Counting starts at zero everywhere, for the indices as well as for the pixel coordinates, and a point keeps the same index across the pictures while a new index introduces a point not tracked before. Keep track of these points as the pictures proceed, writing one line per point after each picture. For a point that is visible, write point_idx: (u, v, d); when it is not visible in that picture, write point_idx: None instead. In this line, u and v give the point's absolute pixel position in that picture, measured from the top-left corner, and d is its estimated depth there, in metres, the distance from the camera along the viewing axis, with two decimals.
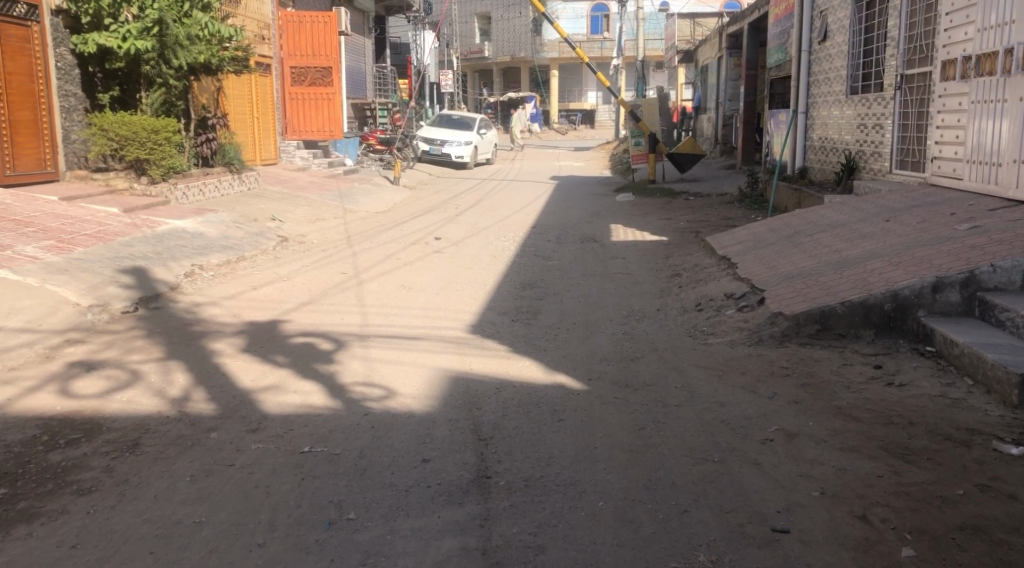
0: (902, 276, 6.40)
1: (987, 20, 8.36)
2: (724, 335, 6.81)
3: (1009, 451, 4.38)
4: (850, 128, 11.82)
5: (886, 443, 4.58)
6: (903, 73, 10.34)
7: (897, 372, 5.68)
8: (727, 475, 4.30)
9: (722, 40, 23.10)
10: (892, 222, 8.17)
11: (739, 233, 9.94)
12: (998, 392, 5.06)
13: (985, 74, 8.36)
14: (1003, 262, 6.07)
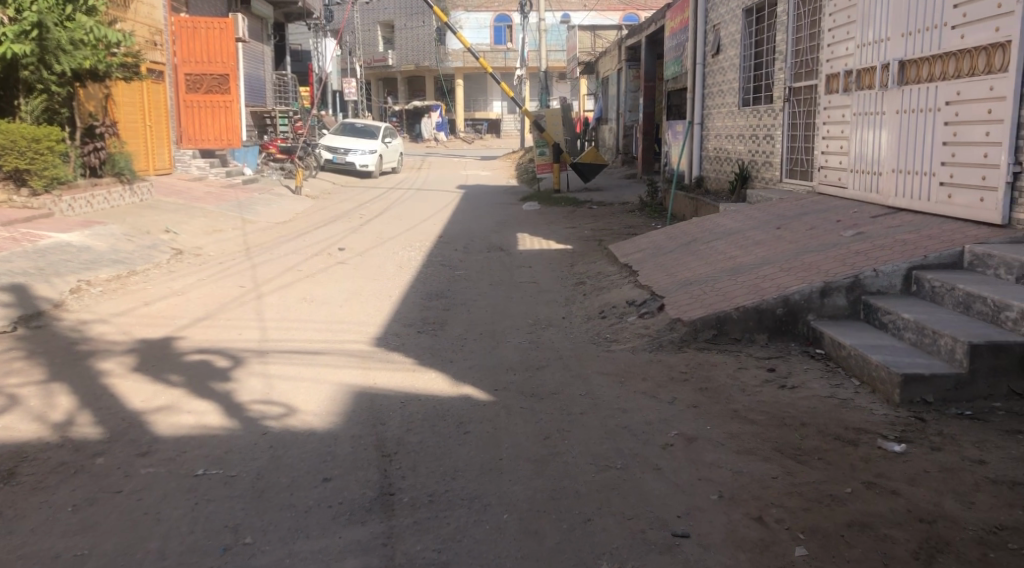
0: (792, 281, 6.65)
1: (866, 36, 8.80)
2: (626, 342, 6.92)
3: (892, 449, 4.60)
4: (744, 139, 12.24)
5: (779, 444, 4.74)
6: (791, 86, 10.78)
7: (789, 374, 5.89)
8: (629, 482, 4.36)
9: (622, 52, 23.59)
10: (783, 229, 8.48)
11: (641, 242, 10.14)
12: (882, 392, 5.32)
13: (865, 87, 8.80)
14: (884, 267, 6.39)
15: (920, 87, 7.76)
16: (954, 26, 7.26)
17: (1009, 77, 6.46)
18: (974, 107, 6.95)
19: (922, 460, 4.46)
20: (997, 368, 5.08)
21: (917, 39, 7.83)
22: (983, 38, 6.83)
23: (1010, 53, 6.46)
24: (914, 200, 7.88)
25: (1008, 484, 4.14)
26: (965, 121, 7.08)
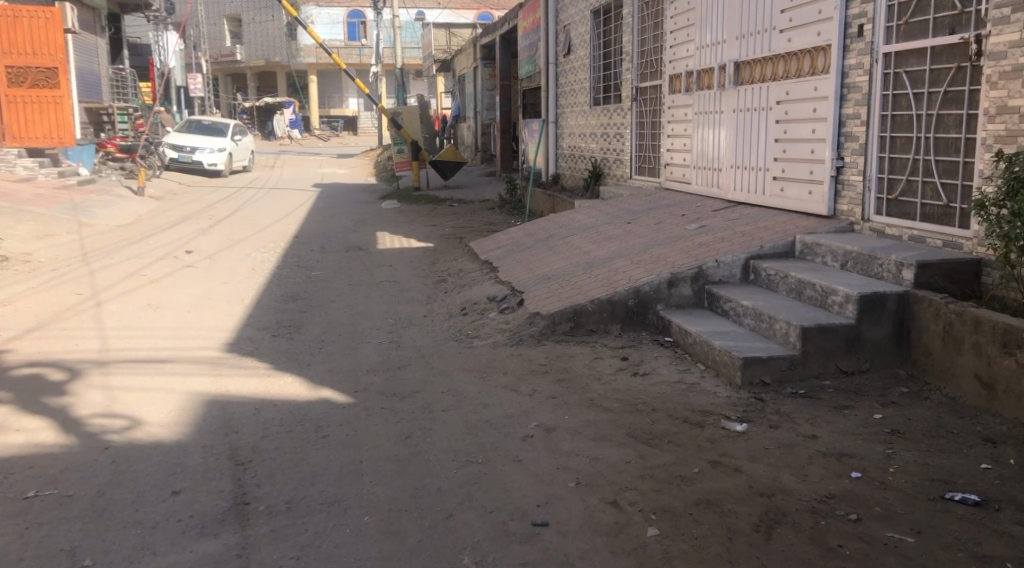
0: (643, 273, 6.92)
1: (704, 39, 9.25)
2: (486, 337, 6.98)
3: (735, 428, 4.88)
4: (596, 137, 12.62)
5: (633, 430, 4.92)
6: (638, 86, 11.19)
7: (641, 362, 6.12)
8: (490, 475, 4.40)
9: (477, 51, 23.74)
10: (634, 223, 8.80)
11: (500, 238, 10.25)
12: (725, 375, 5.62)
13: (705, 87, 9.26)
14: (725, 258, 6.76)
15: (754, 87, 8.24)
16: (781, 30, 7.75)
17: (830, 79, 6.97)
18: (801, 106, 7.44)
19: (762, 438, 4.75)
20: (825, 348, 5.48)
21: (750, 42, 8.30)
22: (807, 42, 7.33)
23: (831, 56, 6.96)
24: (751, 194, 8.36)
25: (836, 456, 4.48)
26: (794, 119, 7.58)
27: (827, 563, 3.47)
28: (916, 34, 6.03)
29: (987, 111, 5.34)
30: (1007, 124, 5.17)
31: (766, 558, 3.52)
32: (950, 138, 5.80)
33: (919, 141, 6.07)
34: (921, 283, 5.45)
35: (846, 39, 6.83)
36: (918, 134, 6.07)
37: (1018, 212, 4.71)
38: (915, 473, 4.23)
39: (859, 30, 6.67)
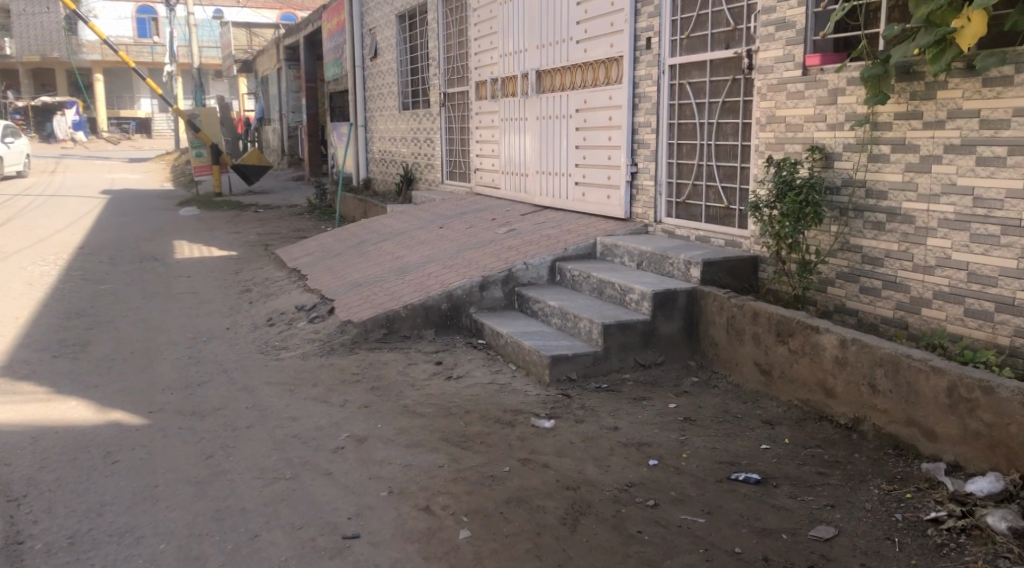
0: (454, 277, 6.96)
1: (507, 47, 9.47)
2: (295, 348, 6.74)
3: (544, 425, 5.01)
4: (407, 142, 12.61)
5: (446, 434, 4.93)
6: (445, 91, 11.28)
7: (454, 366, 6.15)
8: (298, 490, 4.25)
9: (280, 52, 23.01)
10: (445, 228, 8.85)
11: (308, 246, 9.96)
12: (535, 374, 5.77)
13: (509, 94, 9.49)
14: (533, 260, 6.95)
15: (555, 95, 8.53)
16: (578, 40, 8.07)
17: (624, 88, 7.35)
18: (598, 114, 7.79)
19: (568, 433, 4.91)
20: (625, 344, 5.76)
21: (549, 51, 8.59)
22: (601, 52, 7.69)
23: (623, 67, 7.34)
24: (556, 198, 8.65)
25: (636, 446, 4.72)
26: (592, 127, 7.92)
27: (628, 549, 3.63)
28: (697, 47, 6.52)
29: (759, 121, 5.83)
30: (775, 132, 5.67)
31: (572, 550, 3.64)
32: (729, 145, 6.28)
33: (702, 148, 6.55)
34: (707, 280, 5.86)
35: (636, 51, 7.22)
36: (701, 141, 6.54)
37: (787, 212, 5.19)
38: (706, 457, 4.53)
39: (648, 42, 7.07)
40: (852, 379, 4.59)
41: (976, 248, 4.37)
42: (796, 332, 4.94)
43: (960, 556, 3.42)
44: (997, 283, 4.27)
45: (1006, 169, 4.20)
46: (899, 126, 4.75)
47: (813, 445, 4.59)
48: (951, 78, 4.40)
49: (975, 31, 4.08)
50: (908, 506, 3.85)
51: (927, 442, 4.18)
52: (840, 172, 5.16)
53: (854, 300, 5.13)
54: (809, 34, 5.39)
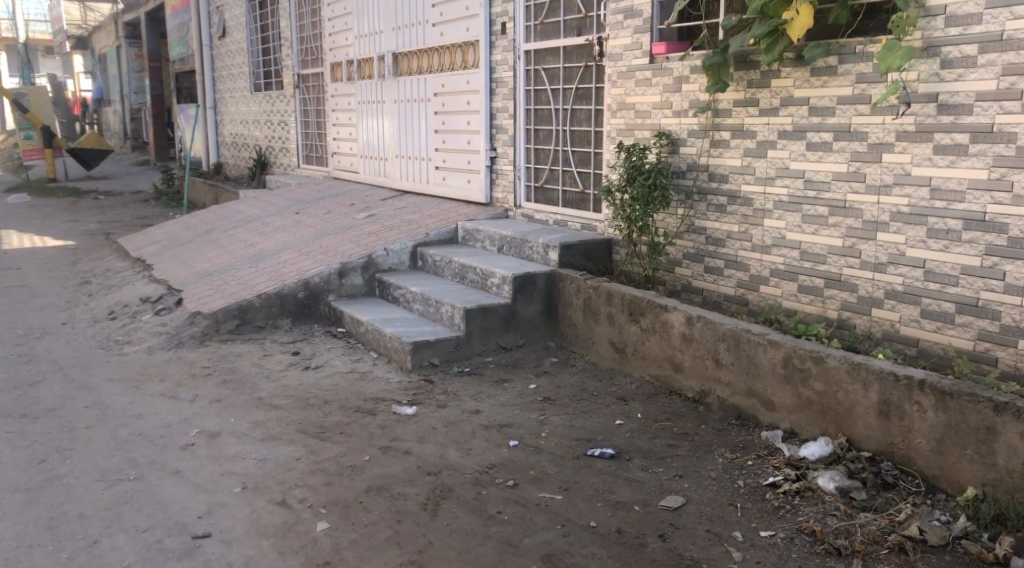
0: (311, 265, 6.78)
1: (361, 29, 9.29)
2: (140, 342, 6.37)
3: (405, 412, 4.98)
4: (260, 125, 12.17)
5: (303, 425, 4.81)
6: (298, 73, 10.94)
7: (312, 356, 6.00)
8: (144, 492, 4.03)
9: (119, 28, 21.63)
10: (302, 214, 8.60)
11: (154, 234, 9.43)
12: (396, 361, 5.72)
13: (366, 77, 9.32)
14: (393, 246, 6.87)
15: (412, 78, 8.44)
16: (433, 23, 8.01)
17: (480, 73, 7.36)
18: (456, 99, 7.77)
19: (429, 418, 4.90)
20: (486, 328, 5.80)
21: (405, 34, 8.48)
22: (457, 36, 7.67)
23: (479, 51, 7.34)
24: (416, 183, 8.58)
25: (497, 428, 4.76)
26: (450, 111, 7.89)
27: (487, 530, 3.67)
28: (551, 33, 6.62)
29: (610, 107, 5.98)
30: (626, 119, 5.83)
31: (433, 535, 3.64)
32: (583, 130, 6.41)
33: (558, 133, 6.66)
34: (565, 262, 5.97)
35: (491, 36, 7.24)
36: (556, 126, 6.65)
37: (637, 196, 5.37)
38: (564, 436, 4.63)
39: (503, 27, 7.10)
40: (699, 354, 4.81)
41: (807, 228, 4.66)
42: (647, 311, 5.12)
43: (794, 517, 3.66)
44: (825, 261, 4.58)
45: (832, 154, 4.48)
46: (737, 113, 4.99)
47: (664, 418, 4.78)
48: (783, 67, 4.66)
49: (803, 23, 4.33)
50: (749, 472, 4.08)
51: (766, 412, 4.44)
52: (686, 157, 5.39)
53: (700, 279, 5.38)
54: (654, 23, 5.57)
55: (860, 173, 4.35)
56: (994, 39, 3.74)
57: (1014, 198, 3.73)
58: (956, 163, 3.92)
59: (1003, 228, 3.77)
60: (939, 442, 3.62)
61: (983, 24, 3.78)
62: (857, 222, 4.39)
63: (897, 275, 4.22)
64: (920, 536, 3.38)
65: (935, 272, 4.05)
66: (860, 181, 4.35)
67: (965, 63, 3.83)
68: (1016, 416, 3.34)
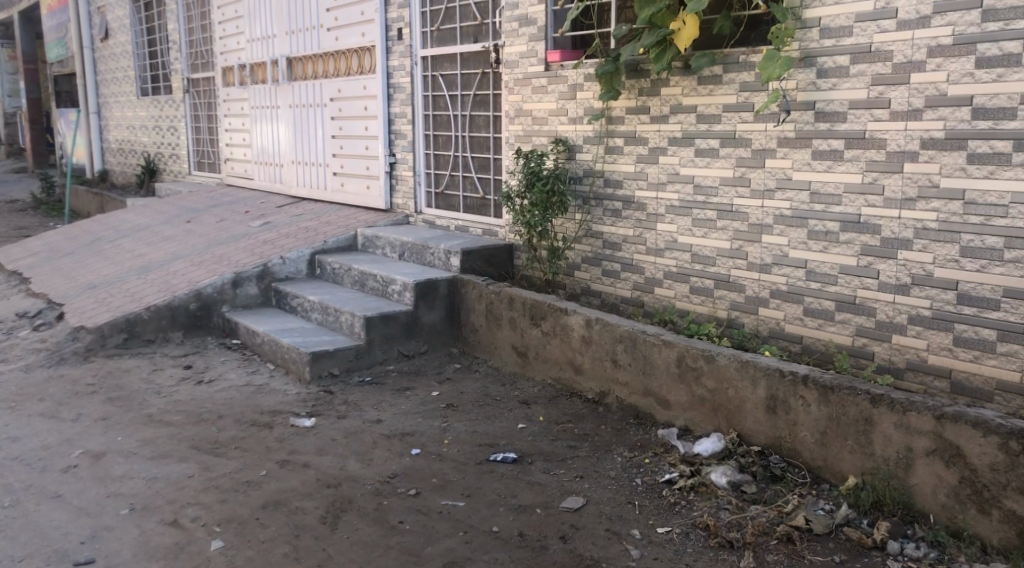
0: (203, 275, 6.56)
1: (254, 32, 9.06)
2: (17, 359, 6.01)
3: (303, 424, 4.87)
4: (147, 130, 11.71)
5: (196, 441, 4.64)
6: (188, 77, 10.59)
7: (206, 369, 5.80)
8: (21, 519, 3.81)
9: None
10: (193, 222, 8.32)
11: (32, 246, 8.93)
12: (294, 372, 5.59)
13: (259, 81, 9.10)
14: (289, 255, 6.73)
15: (308, 83, 8.28)
16: (328, 28, 7.90)
17: (377, 78, 7.28)
18: (352, 104, 7.68)
19: (329, 430, 4.81)
20: (387, 336, 5.74)
21: (299, 38, 8.32)
22: (352, 42, 7.58)
23: (376, 56, 7.27)
24: (313, 190, 8.43)
25: (398, 437, 4.72)
26: (347, 116, 7.79)
27: (388, 540, 3.63)
28: (447, 40, 6.62)
29: (507, 113, 6.02)
30: (523, 125, 5.89)
31: (332, 548, 3.57)
32: (481, 136, 6.44)
33: (457, 139, 6.66)
34: (466, 268, 5.98)
35: (388, 41, 7.18)
36: (455, 132, 6.66)
37: (535, 202, 5.42)
38: (466, 442, 4.63)
39: (399, 33, 7.06)
40: (597, 356, 4.89)
41: (698, 231, 4.81)
42: (547, 315, 5.18)
43: (689, 512, 3.76)
44: (715, 263, 4.73)
45: (719, 160, 4.63)
46: (630, 120, 5.11)
47: (565, 420, 4.84)
48: (672, 76, 4.81)
49: (690, 33, 4.49)
50: (647, 470, 4.18)
51: (662, 411, 4.55)
52: (582, 163, 5.48)
53: (599, 283, 5.47)
54: (549, 31, 5.65)
55: (746, 178, 4.52)
56: (863, 51, 3.94)
57: (885, 200, 3.93)
58: (833, 168, 4.12)
59: (876, 229, 3.97)
60: (823, 434, 3.79)
61: (853, 36, 3.98)
62: (743, 225, 4.56)
63: (781, 275, 4.40)
64: (805, 526, 3.53)
65: (816, 272, 4.24)
66: (746, 186, 4.52)
67: (839, 73, 4.04)
68: (891, 407, 3.53)
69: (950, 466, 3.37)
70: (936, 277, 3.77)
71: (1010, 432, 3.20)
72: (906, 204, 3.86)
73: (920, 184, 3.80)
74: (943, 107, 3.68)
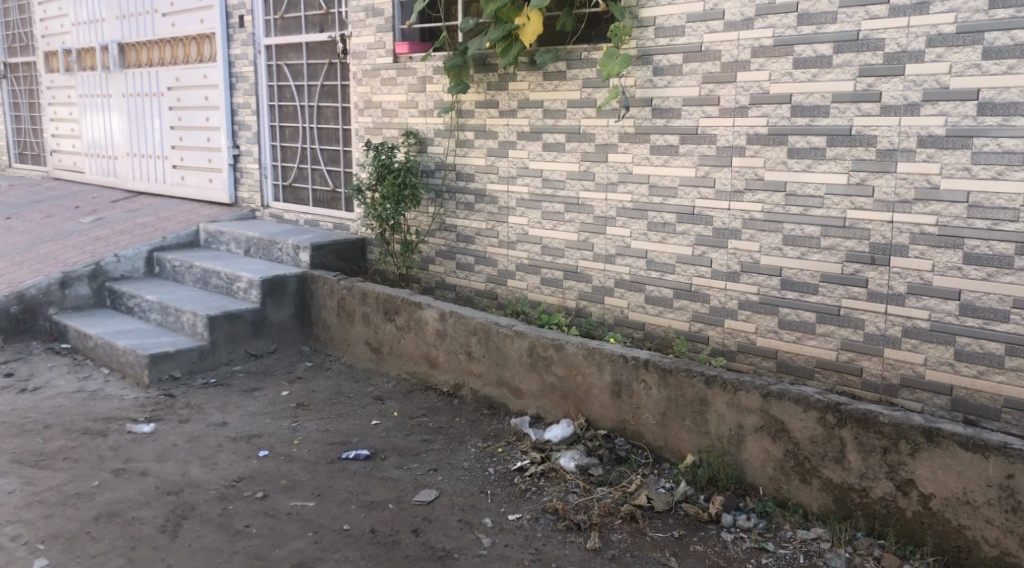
0: (26, 275, 6.08)
1: (79, 15, 8.48)
2: None
3: (141, 430, 4.62)
4: None
5: (19, 454, 4.30)
6: (5, 62, 9.78)
7: (30, 377, 5.37)
8: None
9: None
10: (13, 219, 7.69)
11: None
12: (131, 376, 5.28)
13: (87, 68, 8.52)
14: (125, 252, 6.35)
15: (142, 71, 7.83)
16: (163, 13, 7.50)
17: (218, 67, 6.99)
18: (192, 94, 7.33)
19: (170, 435, 4.59)
20: (233, 335, 5.53)
21: (132, 23, 7.86)
22: (190, 28, 7.23)
23: (216, 44, 6.97)
24: (150, 183, 7.98)
25: (245, 439, 4.55)
26: (187, 106, 7.43)
27: (233, 546, 3.50)
28: (292, 29, 6.44)
29: (356, 104, 5.92)
30: (373, 117, 5.81)
31: (172, 557, 3.40)
32: (330, 128, 6.30)
33: (305, 131, 6.50)
34: (316, 264, 5.84)
35: (229, 29, 6.90)
36: (303, 124, 6.49)
37: (387, 195, 5.37)
38: (317, 441, 4.53)
39: (240, 20, 6.80)
40: (451, 348, 4.90)
41: (547, 224, 4.91)
42: (400, 309, 5.15)
43: (540, 498, 3.84)
44: (564, 254, 4.85)
45: (565, 154, 4.75)
46: (479, 114, 5.15)
47: (419, 414, 4.82)
48: (519, 71, 4.88)
49: (534, 30, 4.59)
50: (499, 459, 4.23)
51: (514, 400, 4.62)
52: (433, 156, 5.48)
53: (452, 276, 5.49)
54: (397, 22, 5.59)
55: (590, 172, 4.65)
56: (695, 50, 4.14)
57: (716, 193, 4.15)
58: (669, 162, 4.31)
59: (709, 220, 4.19)
60: (663, 415, 3.97)
61: (685, 36, 4.17)
62: (589, 217, 4.70)
63: (625, 266, 4.56)
64: (647, 504, 3.68)
65: (656, 261, 4.42)
66: (590, 179, 4.65)
67: (674, 71, 4.23)
68: (723, 387, 3.74)
69: (776, 440, 3.60)
70: (763, 264, 4.02)
71: (826, 406, 3.46)
72: (735, 196, 4.08)
73: (747, 178, 4.03)
74: (766, 104, 3.92)
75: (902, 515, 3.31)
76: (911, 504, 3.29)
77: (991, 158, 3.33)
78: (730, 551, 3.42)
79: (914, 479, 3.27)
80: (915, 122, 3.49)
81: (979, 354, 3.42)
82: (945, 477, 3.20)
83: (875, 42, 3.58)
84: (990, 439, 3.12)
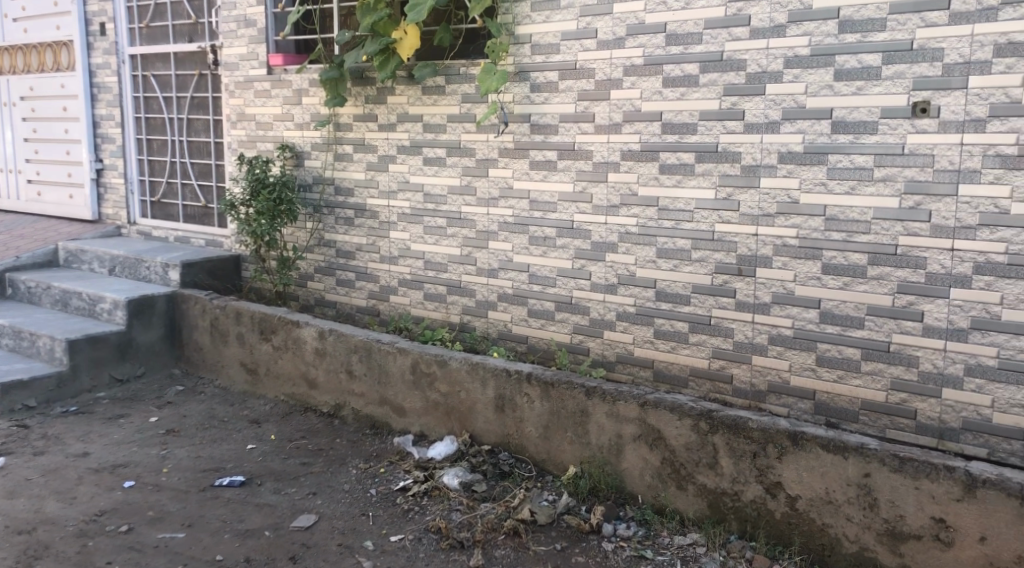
0: None
1: None
2: None
3: None
4: None
5: None
6: None
7: None
8: None
9: None
10: None
11: None
12: None
13: None
14: None
15: None
16: (15, 19, 7.05)
17: (77, 76, 6.61)
18: (48, 104, 6.90)
19: (23, 469, 4.27)
20: (95, 360, 5.21)
21: None
22: (45, 35, 6.82)
23: (75, 52, 6.60)
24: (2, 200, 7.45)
25: (109, 470, 4.29)
26: (43, 118, 6.99)
27: None
28: (158, 38, 6.19)
29: (228, 117, 5.73)
30: (246, 130, 5.63)
31: None
32: (200, 141, 6.07)
33: (173, 144, 6.23)
34: (186, 282, 5.59)
35: (89, 36, 6.55)
36: (171, 137, 6.22)
37: (262, 210, 5.20)
38: (188, 468, 4.32)
39: (101, 28, 6.47)
40: (331, 367, 4.78)
41: (429, 239, 4.87)
42: (278, 328, 4.99)
43: (422, 517, 3.78)
44: (446, 269, 4.82)
45: (446, 168, 4.73)
46: (357, 127, 5.07)
47: (297, 436, 4.67)
48: (397, 84, 4.84)
49: (411, 43, 4.59)
50: (381, 479, 4.14)
51: (396, 418, 4.54)
52: (310, 170, 5.35)
53: (332, 292, 5.36)
54: (270, 34, 5.46)
55: (471, 187, 4.65)
56: (570, 68, 4.21)
57: (594, 207, 4.23)
58: (549, 178, 4.36)
59: (588, 234, 4.26)
60: (546, 428, 3.99)
61: (560, 54, 4.24)
62: (471, 232, 4.69)
63: (507, 280, 4.58)
64: (530, 518, 3.67)
65: (537, 275, 4.46)
66: (472, 194, 4.65)
67: (550, 88, 4.29)
68: (603, 398, 3.80)
69: (653, 448, 3.68)
70: (638, 276, 4.12)
71: (699, 414, 3.56)
72: (611, 211, 4.17)
73: (622, 193, 4.12)
74: (638, 121, 4.03)
75: (771, 517, 3.43)
76: (780, 506, 3.42)
77: (844, 173, 3.53)
78: (610, 561, 3.46)
79: (781, 482, 3.41)
80: (776, 139, 3.67)
81: (838, 360, 3.61)
82: (810, 478, 3.35)
83: (737, 63, 3.73)
84: (849, 439, 3.29)
